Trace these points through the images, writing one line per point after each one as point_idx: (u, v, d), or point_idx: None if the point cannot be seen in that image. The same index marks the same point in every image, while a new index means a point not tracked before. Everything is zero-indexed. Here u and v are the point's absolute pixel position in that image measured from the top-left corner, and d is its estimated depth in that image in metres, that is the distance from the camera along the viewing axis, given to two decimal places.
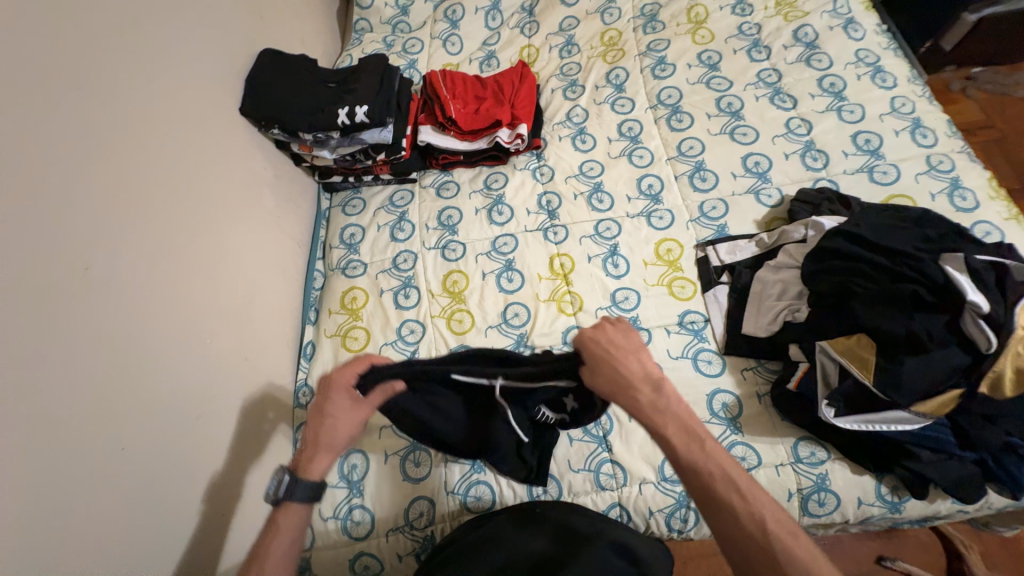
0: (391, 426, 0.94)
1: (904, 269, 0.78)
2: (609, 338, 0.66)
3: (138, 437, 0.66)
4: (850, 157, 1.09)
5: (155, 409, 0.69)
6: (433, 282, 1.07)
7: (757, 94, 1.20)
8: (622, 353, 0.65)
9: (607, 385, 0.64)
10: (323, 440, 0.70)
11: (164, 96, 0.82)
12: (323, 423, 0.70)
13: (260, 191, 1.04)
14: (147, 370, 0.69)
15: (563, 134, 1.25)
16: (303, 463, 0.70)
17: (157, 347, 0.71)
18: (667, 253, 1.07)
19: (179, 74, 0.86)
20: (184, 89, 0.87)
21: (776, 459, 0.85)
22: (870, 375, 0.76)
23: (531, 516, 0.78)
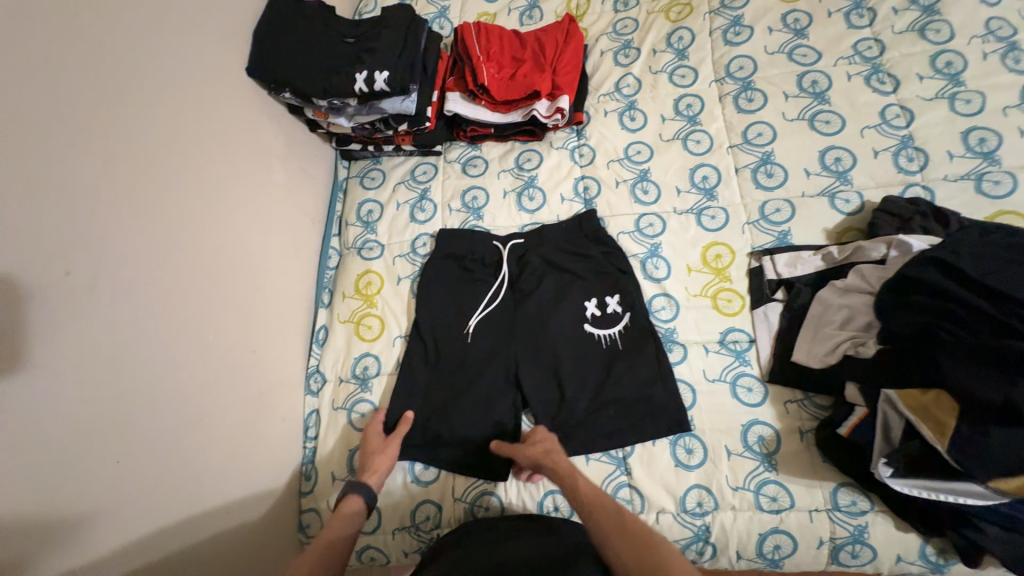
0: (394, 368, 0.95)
1: (1012, 320, 0.64)
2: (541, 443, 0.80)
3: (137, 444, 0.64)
4: (956, 160, 0.91)
5: (154, 412, 0.67)
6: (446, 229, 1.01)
7: (851, 71, 1.00)
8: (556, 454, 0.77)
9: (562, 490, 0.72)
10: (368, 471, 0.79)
11: (153, 63, 0.73)
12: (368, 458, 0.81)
13: (271, 165, 0.96)
14: (143, 372, 0.66)
15: (610, 109, 1.09)
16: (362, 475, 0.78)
17: (152, 348, 0.67)
18: (715, 260, 0.95)
19: (170, 35, 0.76)
20: (177, 51, 0.77)
21: (812, 504, 0.79)
22: (943, 441, 0.65)
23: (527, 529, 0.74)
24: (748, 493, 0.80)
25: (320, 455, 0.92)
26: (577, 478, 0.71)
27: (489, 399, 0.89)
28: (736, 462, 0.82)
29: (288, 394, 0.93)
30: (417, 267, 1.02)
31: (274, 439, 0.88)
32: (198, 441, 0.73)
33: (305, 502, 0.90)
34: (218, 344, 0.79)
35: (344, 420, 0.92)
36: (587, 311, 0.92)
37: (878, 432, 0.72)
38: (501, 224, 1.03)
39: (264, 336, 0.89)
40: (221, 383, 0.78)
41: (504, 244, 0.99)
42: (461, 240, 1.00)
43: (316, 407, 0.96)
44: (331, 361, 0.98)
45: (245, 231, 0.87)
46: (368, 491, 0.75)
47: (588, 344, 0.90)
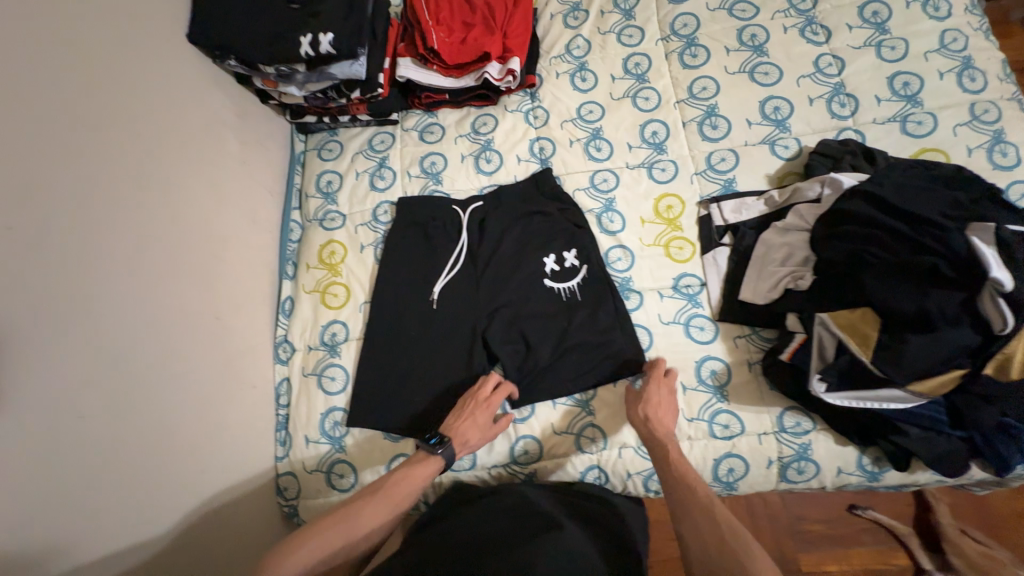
0: (360, 335, 0.96)
1: (924, 238, 0.71)
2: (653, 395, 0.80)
3: (101, 405, 0.64)
4: (883, 104, 0.96)
5: (117, 377, 0.66)
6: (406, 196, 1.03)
7: (786, 24, 1.04)
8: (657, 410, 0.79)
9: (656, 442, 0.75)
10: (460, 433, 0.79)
11: (83, 23, 0.71)
12: (463, 417, 0.81)
13: (221, 135, 0.94)
14: (98, 335, 0.65)
15: (562, 71, 1.11)
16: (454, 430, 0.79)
17: (110, 310, 0.67)
18: (667, 211, 0.99)
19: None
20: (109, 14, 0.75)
21: (761, 428, 0.85)
22: (868, 352, 0.72)
23: (500, 498, 0.77)
24: (703, 423, 0.86)
25: (291, 420, 0.93)
26: (668, 448, 0.74)
27: (457, 355, 0.92)
28: (691, 396, 0.87)
29: (255, 364, 0.93)
30: (380, 234, 1.03)
31: (244, 407, 0.88)
32: (166, 406, 0.73)
33: (281, 467, 0.92)
34: (180, 311, 0.78)
35: (314, 386, 0.94)
36: (546, 266, 0.95)
37: (813, 352, 0.77)
38: (459, 189, 1.05)
39: (226, 306, 0.89)
40: (185, 349, 0.78)
41: (465, 210, 1.00)
42: (420, 207, 1.01)
43: (286, 376, 0.97)
44: (298, 330, 0.99)
45: (200, 200, 0.86)
46: (451, 451, 0.77)
47: (549, 297, 0.93)
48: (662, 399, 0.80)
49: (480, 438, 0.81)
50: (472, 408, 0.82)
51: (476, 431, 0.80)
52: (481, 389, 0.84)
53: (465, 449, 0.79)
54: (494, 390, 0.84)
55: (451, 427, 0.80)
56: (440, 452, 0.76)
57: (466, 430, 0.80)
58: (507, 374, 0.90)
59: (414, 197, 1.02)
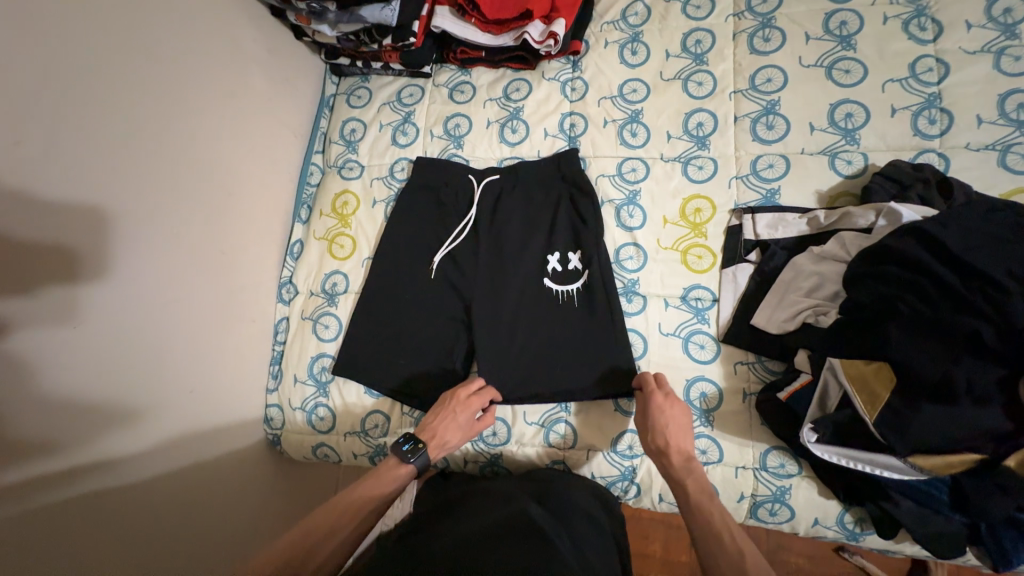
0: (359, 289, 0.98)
1: (975, 297, 0.60)
2: (673, 420, 0.76)
3: (104, 318, 0.69)
4: (983, 127, 0.81)
5: (122, 293, 0.72)
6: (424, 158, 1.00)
7: (888, 13, 0.88)
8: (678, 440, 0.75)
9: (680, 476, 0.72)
10: (438, 435, 0.79)
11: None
12: (441, 419, 0.81)
13: (249, 70, 0.94)
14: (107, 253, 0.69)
15: (611, 40, 1.00)
16: (431, 433, 0.79)
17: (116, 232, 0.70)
18: (694, 214, 0.91)
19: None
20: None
21: (740, 461, 0.80)
22: (872, 413, 0.63)
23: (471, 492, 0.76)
24: None
25: (286, 356, 0.99)
26: (690, 486, 0.71)
27: (445, 326, 0.92)
28: None
29: (258, 299, 0.97)
30: (393, 191, 1.02)
31: (242, 338, 0.94)
32: (166, 327, 0.79)
33: (271, 399, 0.98)
34: (189, 240, 0.82)
35: (310, 330, 0.98)
36: (548, 265, 0.91)
37: (814, 398, 0.71)
38: (478, 159, 1.00)
39: (235, 240, 0.92)
40: (190, 277, 0.82)
41: (479, 182, 0.96)
42: (434, 173, 0.98)
43: (286, 316, 1.02)
44: (303, 274, 1.02)
45: (218, 133, 0.88)
46: (425, 459, 0.77)
47: (546, 299, 0.90)
48: (681, 423, 0.76)
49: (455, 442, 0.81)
50: (451, 407, 0.82)
51: (453, 434, 0.81)
52: (462, 391, 0.83)
53: (440, 452, 0.80)
54: (474, 393, 0.83)
55: (428, 427, 0.80)
56: (413, 461, 0.76)
57: (445, 432, 0.80)
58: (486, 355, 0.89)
59: (432, 160, 0.99)
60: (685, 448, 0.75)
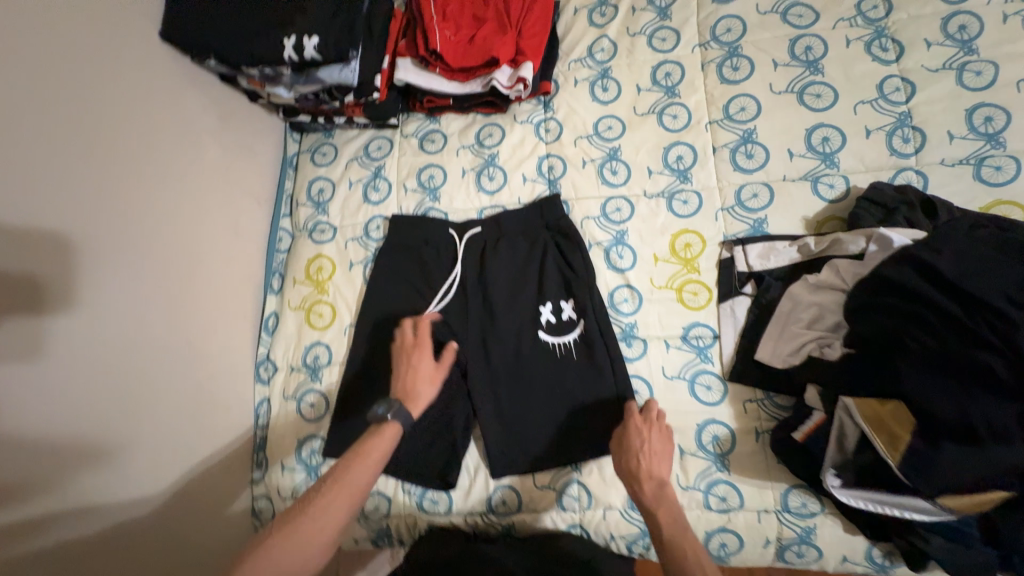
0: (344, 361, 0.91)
1: (981, 329, 0.59)
2: (648, 441, 0.74)
3: (51, 444, 0.62)
4: (955, 143, 0.82)
5: (71, 411, 0.65)
6: (400, 215, 0.95)
7: (850, 35, 0.88)
8: (653, 458, 0.73)
9: (650, 495, 0.70)
10: (408, 390, 0.73)
11: (30, 25, 0.63)
12: (405, 376, 0.75)
13: (202, 143, 0.88)
14: (51, 371, 0.62)
15: (581, 77, 0.99)
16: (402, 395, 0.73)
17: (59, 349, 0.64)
18: (684, 249, 0.89)
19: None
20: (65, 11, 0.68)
21: (761, 504, 0.77)
22: (895, 456, 0.61)
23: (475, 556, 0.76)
24: (698, 492, 0.79)
25: (270, 441, 0.91)
26: (658, 516, 0.67)
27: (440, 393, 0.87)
28: (688, 461, 0.80)
29: (234, 383, 0.90)
30: (370, 251, 0.97)
31: (216, 429, 0.87)
32: (126, 436, 0.72)
33: (258, 490, 0.91)
34: (148, 337, 0.75)
35: (295, 410, 0.91)
36: (541, 317, 0.87)
37: (831, 441, 0.68)
38: (459, 212, 0.96)
39: (202, 326, 0.85)
40: (151, 377, 0.75)
41: (461, 237, 0.92)
42: (411, 231, 0.94)
43: (266, 397, 0.94)
44: (281, 349, 0.95)
45: (174, 216, 0.81)
46: (404, 414, 0.70)
47: (542, 352, 0.86)
48: (663, 451, 0.74)
49: (431, 386, 0.75)
50: (409, 360, 0.77)
51: (423, 380, 0.75)
52: (410, 342, 0.79)
53: (418, 408, 0.72)
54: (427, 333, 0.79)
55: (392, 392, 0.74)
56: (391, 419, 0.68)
57: (412, 384, 0.74)
58: (487, 420, 0.84)
59: (408, 217, 0.95)
60: (660, 466, 0.72)
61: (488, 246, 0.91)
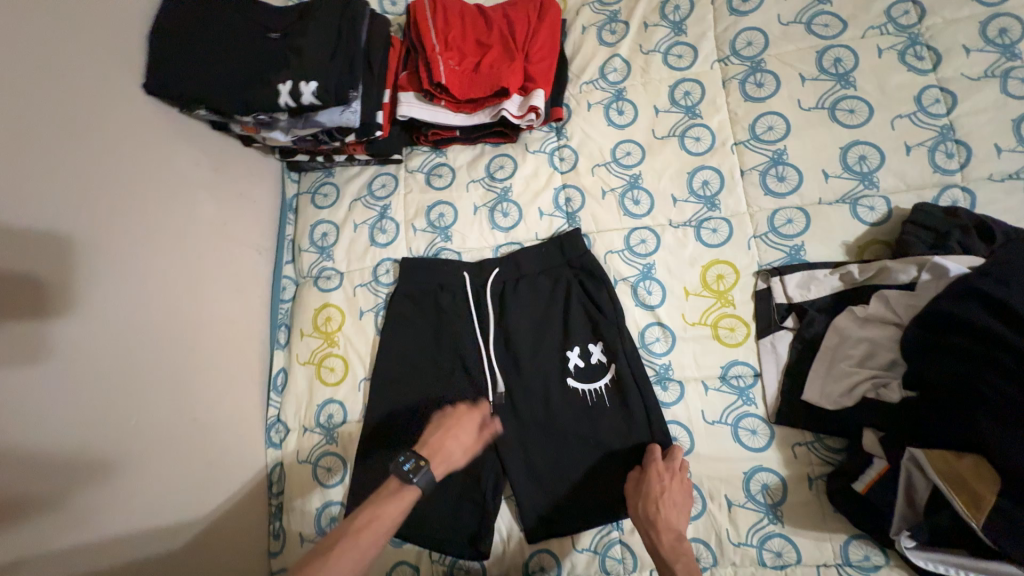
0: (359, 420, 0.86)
1: None
2: (668, 488, 0.70)
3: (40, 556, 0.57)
4: (1004, 156, 0.76)
5: (59, 513, 0.59)
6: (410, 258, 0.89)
7: (882, 44, 0.83)
8: (670, 505, 0.69)
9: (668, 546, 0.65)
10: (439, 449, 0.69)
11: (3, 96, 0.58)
12: (445, 429, 0.72)
13: (194, 197, 0.83)
14: (34, 479, 0.57)
15: (594, 101, 0.93)
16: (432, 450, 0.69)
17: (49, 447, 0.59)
18: (717, 281, 0.83)
19: (22, 52, 0.60)
20: (34, 75, 0.62)
21: (821, 559, 0.72)
22: (978, 517, 0.57)
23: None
24: (751, 548, 0.73)
25: (286, 509, 0.85)
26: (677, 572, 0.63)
27: None
28: (737, 514, 0.75)
29: (240, 449, 0.85)
30: (381, 298, 0.91)
31: (225, 502, 0.81)
32: (123, 527, 0.66)
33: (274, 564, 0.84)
34: (142, 418, 0.70)
35: (310, 476, 0.85)
36: (569, 363, 0.81)
37: (900, 493, 0.64)
38: (473, 252, 0.90)
39: (199, 396, 0.79)
40: (148, 463, 0.70)
41: (476, 280, 0.86)
42: (422, 275, 0.88)
43: (279, 461, 0.88)
44: (291, 409, 0.89)
45: (162, 283, 0.75)
46: (428, 478, 0.65)
47: (571, 401, 0.80)
48: (679, 498, 0.70)
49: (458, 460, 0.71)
50: (454, 419, 0.74)
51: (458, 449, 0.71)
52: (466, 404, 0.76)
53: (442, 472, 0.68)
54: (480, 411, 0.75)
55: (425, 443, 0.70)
56: (415, 481, 0.64)
57: (449, 446, 0.70)
58: (517, 478, 0.79)
59: (418, 259, 0.89)
60: (676, 514, 0.69)
61: (506, 286, 0.86)
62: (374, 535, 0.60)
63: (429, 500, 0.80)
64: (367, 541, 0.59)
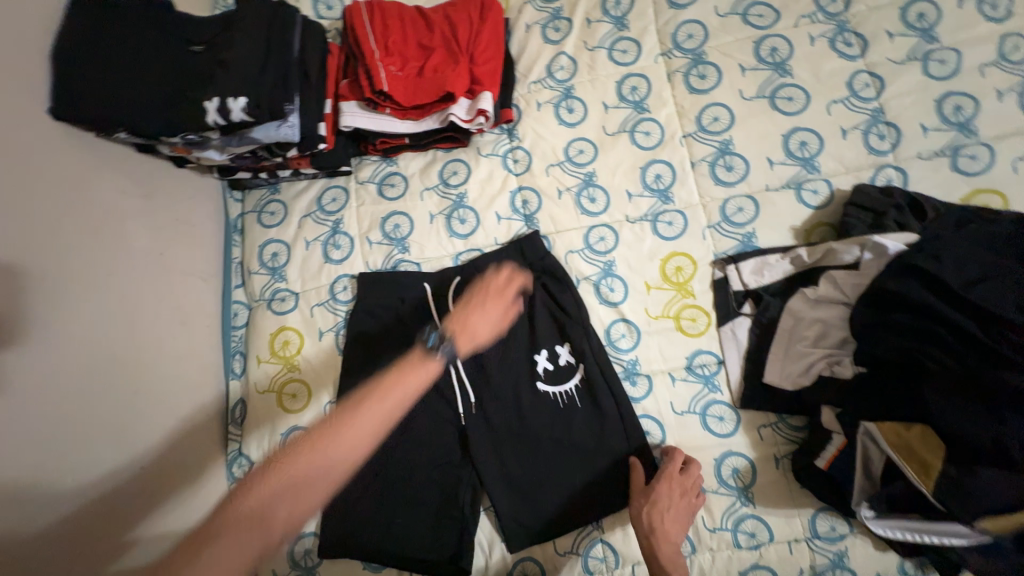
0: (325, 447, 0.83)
1: (1002, 345, 0.56)
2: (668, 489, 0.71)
3: None
4: (930, 135, 0.80)
5: None
6: (368, 274, 0.86)
7: (813, 33, 0.86)
8: (668, 505, 0.70)
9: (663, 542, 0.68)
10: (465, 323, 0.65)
11: None
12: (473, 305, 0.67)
13: (123, 228, 0.77)
14: None
15: (543, 100, 0.92)
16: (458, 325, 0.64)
17: None
18: (676, 273, 0.84)
19: None
20: None
21: (791, 535, 0.74)
22: (929, 483, 0.60)
23: None
24: (726, 532, 0.75)
25: None
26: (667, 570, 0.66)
27: (440, 465, 0.80)
28: (712, 500, 0.76)
29: (198, 491, 0.80)
30: (340, 317, 0.87)
31: None
32: None
33: None
34: (77, 474, 0.65)
35: None
36: (538, 367, 0.81)
37: (857, 466, 0.67)
38: (433, 261, 0.88)
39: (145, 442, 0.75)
40: (86, 521, 0.65)
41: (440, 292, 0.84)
42: (381, 290, 0.85)
43: None
44: (253, 442, 0.85)
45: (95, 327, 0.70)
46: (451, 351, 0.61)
47: (543, 406, 0.79)
48: (677, 507, 0.70)
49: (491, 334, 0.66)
50: (481, 301, 0.67)
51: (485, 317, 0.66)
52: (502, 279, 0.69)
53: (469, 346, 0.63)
54: (512, 287, 0.68)
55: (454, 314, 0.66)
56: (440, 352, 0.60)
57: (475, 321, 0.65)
58: (494, 488, 0.78)
59: (376, 274, 0.86)
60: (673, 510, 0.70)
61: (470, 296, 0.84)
62: (395, 399, 0.56)
63: (405, 521, 0.78)
64: (389, 405, 0.56)
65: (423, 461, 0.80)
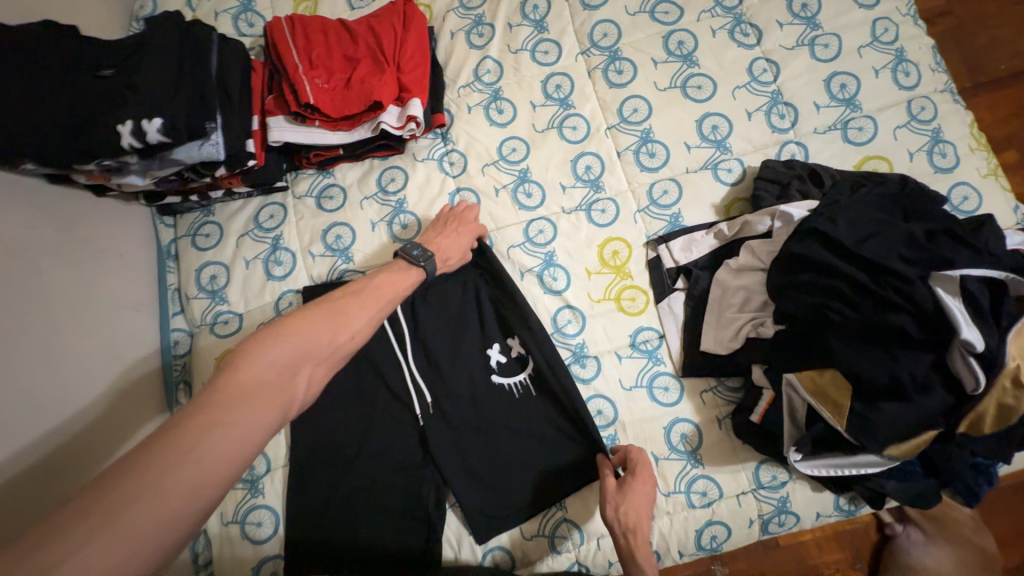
0: (283, 467, 0.83)
1: (886, 291, 0.66)
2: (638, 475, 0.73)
3: None
4: (822, 111, 0.89)
5: None
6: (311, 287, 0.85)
7: (714, 26, 0.93)
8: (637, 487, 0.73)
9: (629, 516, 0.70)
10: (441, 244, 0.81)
11: None
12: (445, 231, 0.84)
13: (43, 262, 0.73)
14: None
15: (473, 103, 0.95)
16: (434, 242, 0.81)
17: None
18: (613, 257, 0.89)
19: None
20: None
21: (738, 489, 0.80)
22: (842, 421, 0.67)
23: None
24: (680, 495, 0.80)
25: None
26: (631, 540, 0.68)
27: (403, 467, 0.80)
28: (665, 467, 0.81)
29: None
30: None
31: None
32: None
33: None
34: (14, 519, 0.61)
35: (239, 535, 0.81)
36: (491, 360, 0.83)
37: (787, 418, 0.73)
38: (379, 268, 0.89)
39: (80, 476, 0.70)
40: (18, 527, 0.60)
41: None
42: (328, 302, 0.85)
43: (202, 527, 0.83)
44: None
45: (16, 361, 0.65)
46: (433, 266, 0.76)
47: (498, 397, 0.82)
48: (643, 496, 0.72)
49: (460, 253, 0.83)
50: (454, 228, 0.84)
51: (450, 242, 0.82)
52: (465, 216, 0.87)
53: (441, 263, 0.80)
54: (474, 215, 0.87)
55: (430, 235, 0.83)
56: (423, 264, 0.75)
57: (447, 242, 0.82)
58: (457, 483, 0.79)
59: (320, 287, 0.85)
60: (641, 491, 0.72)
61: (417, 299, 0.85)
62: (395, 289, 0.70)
63: (371, 529, 0.78)
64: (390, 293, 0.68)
65: (385, 466, 0.80)
